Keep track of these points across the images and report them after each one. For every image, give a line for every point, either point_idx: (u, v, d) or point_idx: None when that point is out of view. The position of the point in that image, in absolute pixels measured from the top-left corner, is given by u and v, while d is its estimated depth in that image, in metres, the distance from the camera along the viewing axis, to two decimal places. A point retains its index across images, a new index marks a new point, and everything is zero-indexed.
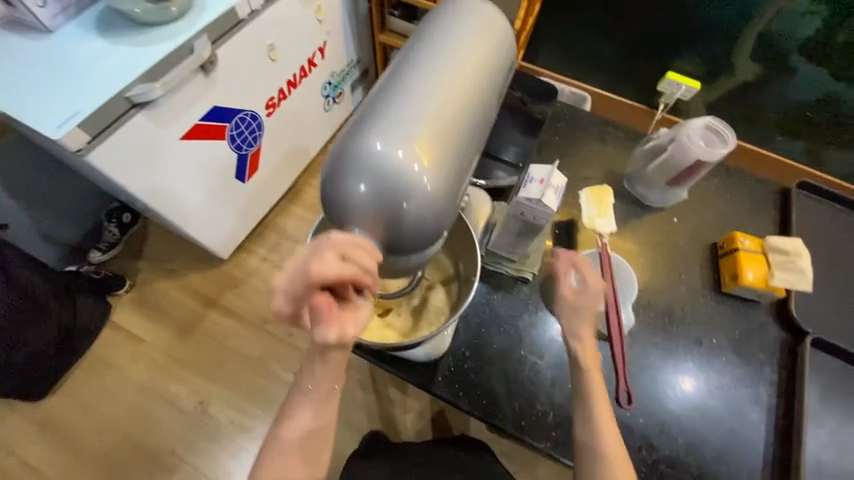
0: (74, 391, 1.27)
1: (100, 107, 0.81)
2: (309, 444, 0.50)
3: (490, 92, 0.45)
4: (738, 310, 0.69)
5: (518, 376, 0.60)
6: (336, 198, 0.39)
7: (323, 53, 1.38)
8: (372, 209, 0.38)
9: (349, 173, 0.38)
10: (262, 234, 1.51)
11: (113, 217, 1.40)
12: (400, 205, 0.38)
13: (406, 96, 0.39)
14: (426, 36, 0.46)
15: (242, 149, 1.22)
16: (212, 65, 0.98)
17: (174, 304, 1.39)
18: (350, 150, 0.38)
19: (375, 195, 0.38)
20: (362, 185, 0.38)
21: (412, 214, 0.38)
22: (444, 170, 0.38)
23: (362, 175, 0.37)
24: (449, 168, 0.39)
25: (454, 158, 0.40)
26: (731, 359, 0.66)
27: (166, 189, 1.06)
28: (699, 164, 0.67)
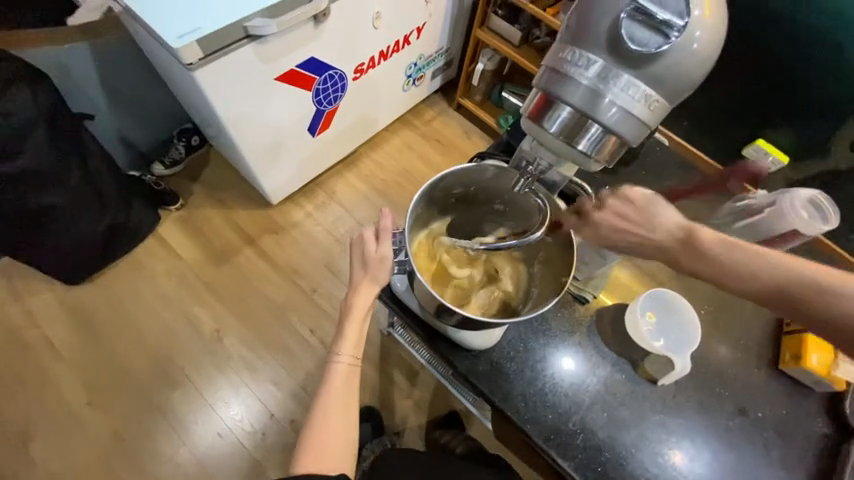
0: (107, 286, 1.34)
1: (218, 29, 0.85)
2: (327, 444, 0.60)
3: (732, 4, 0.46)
4: (789, 391, 0.66)
5: (557, 388, 0.60)
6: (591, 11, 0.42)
7: (419, 34, 1.39)
8: (624, 30, 0.41)
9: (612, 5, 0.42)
10: (312, 190, 1.55)
11: (183, 136, 1.46)
12: (653, 50, 0.41)
13: None
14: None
15: (322, 105, 1.26)
16: (323, 17, 1.01)
17: (216, 232, 1.44)
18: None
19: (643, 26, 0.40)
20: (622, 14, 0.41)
21: (652, 68, 0.41)
22: (704, 39, 0.41)
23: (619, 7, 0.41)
24: (707, 41, 0.42)
25: (717, 33, 0.42)
26: (773, 439, 0.62)
27: (247, 122, 1.10)
28: (793, 233, 0.64)
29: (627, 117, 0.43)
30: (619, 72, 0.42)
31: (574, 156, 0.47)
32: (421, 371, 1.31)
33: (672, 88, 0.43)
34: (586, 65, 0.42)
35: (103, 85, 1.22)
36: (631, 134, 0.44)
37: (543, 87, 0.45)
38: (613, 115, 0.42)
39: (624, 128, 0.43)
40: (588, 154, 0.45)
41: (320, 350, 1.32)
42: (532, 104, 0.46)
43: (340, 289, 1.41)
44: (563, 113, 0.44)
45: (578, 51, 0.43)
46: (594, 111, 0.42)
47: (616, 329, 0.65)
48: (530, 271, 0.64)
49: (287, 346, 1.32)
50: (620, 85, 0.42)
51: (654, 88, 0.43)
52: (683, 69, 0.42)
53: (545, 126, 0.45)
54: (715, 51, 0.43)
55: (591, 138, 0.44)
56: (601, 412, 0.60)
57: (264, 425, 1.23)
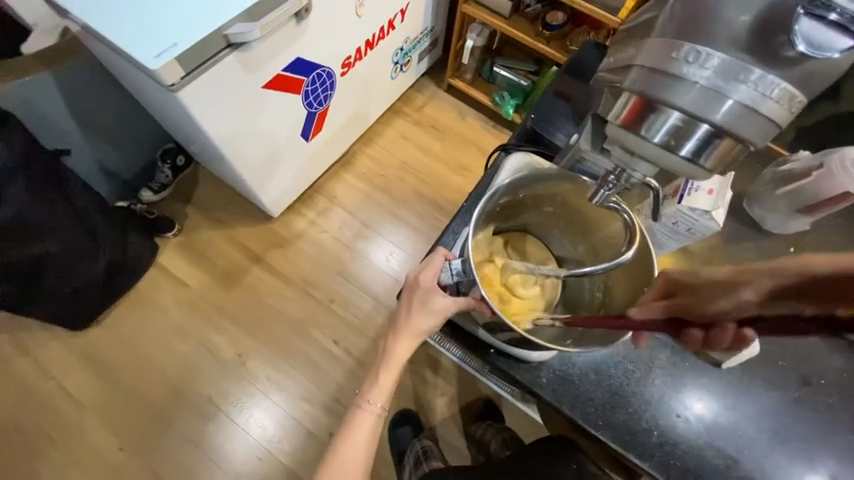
0: (116, 326, 1.28)
1: (197, 42, 0.77)
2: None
3: None
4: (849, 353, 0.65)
5: (626, 388, 0.58)
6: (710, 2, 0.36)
7: (403, 16, 1.30)
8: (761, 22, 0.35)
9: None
10: (312, 197, 1.48)
11: (167, 158, 1.38)
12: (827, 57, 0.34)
13: None
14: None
15: (313, 107, 1.18)
16: (306, 12, 0.93)
17: (219, 254, 1.38)
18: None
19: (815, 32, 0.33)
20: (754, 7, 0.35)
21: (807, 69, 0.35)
22: None
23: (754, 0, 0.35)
24: None
25: None
26: (839, 404, 0.62)
27: (238, 138, 1.02)
28: (844, 195, 0.62)
29: (756, 119, 0.36)
30: (751, 71, 0.36)
31: (681, 168, 0.40)
32: (450, 367, 1.30)
33: (816, 81, 0.37)
34: (705, 63, 0.36)
35: (73, 115, 1.12)
36: (753, 139, 0.38)
37: (642, 90, 0.38)
38: (738, 118, 0.36)
39: (751, 132, 0.37)
40: (699, 163, 0.38)
41: (347, 361, 1.30)
42: (626, 109, 0.40)
43: (356, 295, 1.37)
44: (671, 119, 0.37)
45: (690, 45, 0.36)
46: (713, 117, 0.36)
47: None
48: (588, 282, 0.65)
49: (313, 361, 1.29)
50: (746, 82, 0.36)
51: (795, 86, 0.36)
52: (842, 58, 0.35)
53: (645, 134, 0.39)
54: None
55: (705, 145, 0.38)
56: (672, 405, 0.58)
57: (302, 443, 1.22)
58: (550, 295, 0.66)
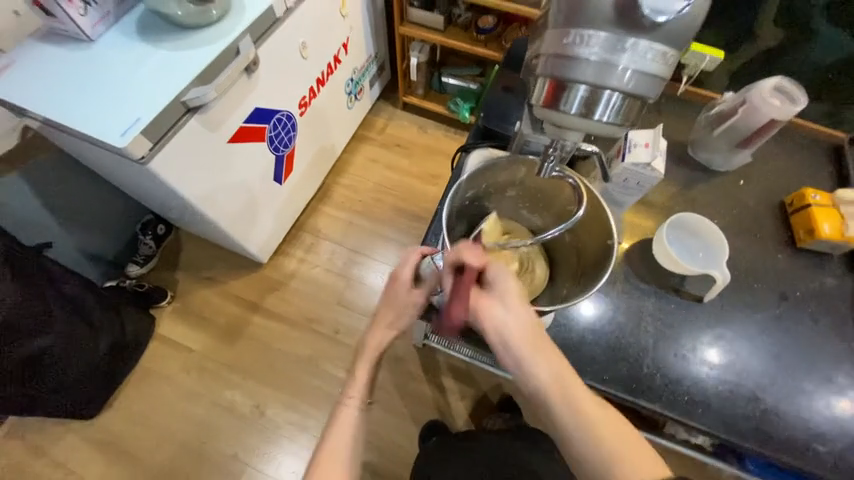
0: (127, 405, 1.27)
1: (158, 113, 0.81)
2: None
3: None
4: (814, 263, 0.70)
5: (621, 340, 0.62)
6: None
7: (347, 50, 1.37)
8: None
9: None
10: (296, 236, 1.51)
11: (148, 229, 1.39)
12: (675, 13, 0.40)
13: None
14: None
15: (280, 150, 1.22)
16: (255, 65, 0.98)
17: (217, 311, 1.39)
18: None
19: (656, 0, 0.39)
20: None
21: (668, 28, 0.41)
22: None
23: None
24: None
25: None
26: (816, 310, 0.67)
27: (214, 195, 1.06)
28: (771, 123, 0.68)
29: (642, 79, 0.43)
30: (627, 37, 0.41)
31: (596, 130, 0.46)
32: (464, 368, 1.32)
33: (684, 36, 0.42)
34: (592, 42, 0.42)
35: (48, 208, 1.14)
36: (649, 93, 0.44)
37: (551, 73, 0.45)
38: (631, 80, 0.42)
39: (642, 90, 0.43)
40: (614, 123, 0.45)
41: None
42: (544, 91, 0.46)
43: (359, 320, 1.39)
44: (579, 92, 0.44)
45: (577, 30, 0.43)
46: (611, 82, 0.43)
47: (649, 267, 0.68)
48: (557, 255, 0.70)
49: (331, 393, 1.30)
50: (629, 50, 0.42)
51: (665, 44, 0.42)
52: (693, 12, 0.41)
53: (563, 109, 0.45)
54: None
55: (613, 107, 0.44)
56: (667, 346, 0.62)
57: None
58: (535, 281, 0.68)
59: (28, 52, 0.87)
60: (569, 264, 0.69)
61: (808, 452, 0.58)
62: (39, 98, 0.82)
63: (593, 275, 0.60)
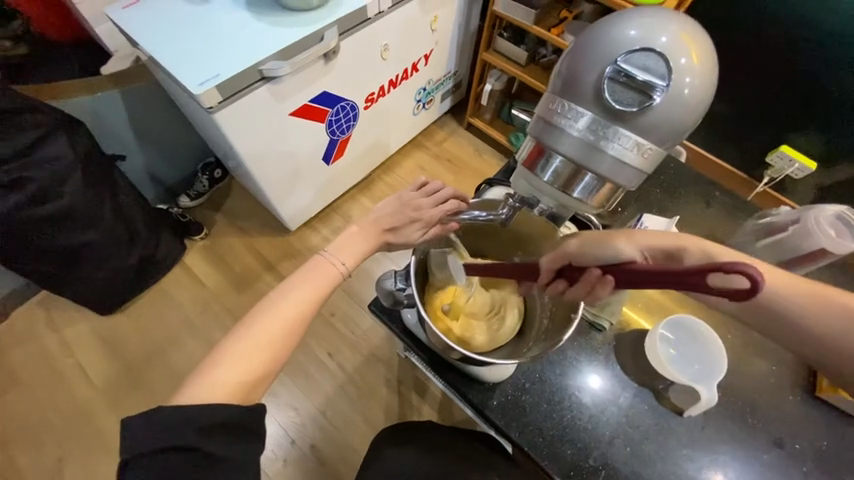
0: (137, 315, 1.40)
1: (235, 74, 0.90)
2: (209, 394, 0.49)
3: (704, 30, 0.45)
4: (831, 420, 0.61)
5: (575, 422, 0.59)
6: (599, 32, 0.43)
7: (427, 61, 1.43)
8: (625, 49, 0.41)
9: (630, 21, 0.41)
10: (328, 215, 1.59)
11: (207, 170, 1.54)
12: (644, 104, 0.40)
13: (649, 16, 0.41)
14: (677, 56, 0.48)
15: (335, 134, 1.30)
16: (334, 54, 1.06)
17: (237, 260, 1.50)
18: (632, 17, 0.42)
19: (627, 92, 0.40)
20: (633, 33, 0.41)
21: (647, 120, 0.41)
22: (700, 81, 0.40)
23: (626, 35, 0.41)
24: (703, 82, 0.41)
25: (708, 70, 0.41)
26: (813, 473, 0.58)
27: (262, 157, 1.15)
28: (821, 253, 0.61)
29: (615, 168, 0.42)
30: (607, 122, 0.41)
31: (565, 198, 0.47)
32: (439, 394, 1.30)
33: (669, 134, 0.42)
34: (574, 117, 0.42)
35: (134, 127, 1.31)
36: (625, 181, 0.44)
37: (536, 137, 0.46)
38: (606, 166, 0.42)
39: (612, 179, 0.43)
40: (582, 200, 0.46)
41: (339, 375, 1.33)
42: (529, 151, 0.47)
43: (356, 312, 1.42)
44: (555, 163, 0.45)
45: (567, 102, 0.43)
46: (584, 162, 0.43)
47: (635, 358, 0.63)
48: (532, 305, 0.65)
49: (307, 371, 1.33)
50: (611, 136, 0.41)
51: (647, 136, 0.42)
52: (673, 108, 0.40)
53: (538, 174, 0.47)
54: (708, 92, 0.42)
55: (584, 185, 0.45)
56: (623, 447, 0.58)
57: (285, 453, 1.24)
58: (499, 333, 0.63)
59: None
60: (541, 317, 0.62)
61: None
62: (149, 36, 0.95)
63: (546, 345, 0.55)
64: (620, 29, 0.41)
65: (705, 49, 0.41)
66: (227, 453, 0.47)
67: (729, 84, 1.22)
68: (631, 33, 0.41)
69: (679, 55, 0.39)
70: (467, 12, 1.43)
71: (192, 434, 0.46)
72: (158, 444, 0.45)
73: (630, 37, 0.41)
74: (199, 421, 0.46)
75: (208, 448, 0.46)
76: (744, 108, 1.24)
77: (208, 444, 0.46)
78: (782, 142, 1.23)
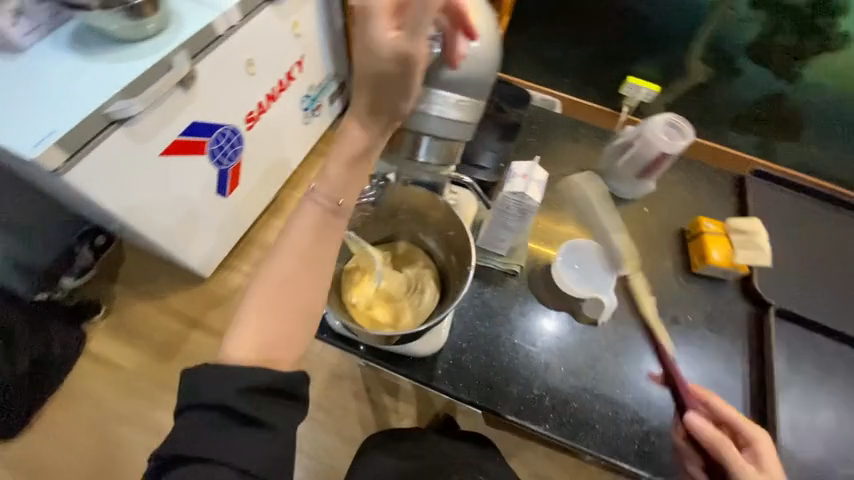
0: (48, 426, 1.21)
1: (76, 124, 0.80)
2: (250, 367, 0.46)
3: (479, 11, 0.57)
4: (706, 287, 0.76)
5: (514, 363, 0.65)
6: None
7: (301, 67, 1.38)
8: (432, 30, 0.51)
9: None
10: (245, 249, 1.49)
11: (86, 240, 1.35)
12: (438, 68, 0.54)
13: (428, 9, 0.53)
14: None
15: (223, 164, 1.21)
16: (191, 80, 0.99)
17: (155, 326, 1.35)
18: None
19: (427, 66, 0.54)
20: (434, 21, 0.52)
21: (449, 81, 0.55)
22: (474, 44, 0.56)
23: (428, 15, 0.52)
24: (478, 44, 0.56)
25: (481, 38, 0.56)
26: (706, 333, 0.72)
27: (145, 208, 1.04)
28: (662, 156, 0.73)
29: (450, 123, 0.57)
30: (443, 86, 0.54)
31: (421, 158, 0.61)
32: (409, 387, 1.32)
33: (470, 89, 0.57)
34: None
35: None
36: (453, 134, 0.59)
37: None
38: (433, 126, 0.57)
39: (455, 131, 0.58)
40: (431, 157, 0.61)
41: (304, 405, 1.28)
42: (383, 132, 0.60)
43: None
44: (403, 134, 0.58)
45: None
46: (420, 129, 0.57)
47: (552, 289, 0.71)
48: (444, 265, 0.68)
49: None
50: (430, 102, 0.56)
51: (454, 95, 0.56)
52: (463, 71, 0.56)
53: (394, 149, 0.60)
54: (485, 53, 0.57)
55: (428, 146, 0.59)
56: (559, 368, 0.66)
57: None
58: (422, 305, 0.66)
59: None
60: (450, 264, 0.67)
61: None
62: None
63: (459, 287, 0.61)
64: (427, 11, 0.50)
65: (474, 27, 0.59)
66: (275, 421, 0.45)
67: (574, 33, 1.37)
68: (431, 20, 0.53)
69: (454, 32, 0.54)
70: (327, 12, 1.42)
71: (233, 395, 0.43)
72: (201, 407, 0.44)
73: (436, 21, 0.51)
74: (238, 384, 0.44)
75: (246, 410, 0.43)
76: (592, 51, 1.40)
77: (249, 406, 0.44)
78: (629, 73, 1.41)
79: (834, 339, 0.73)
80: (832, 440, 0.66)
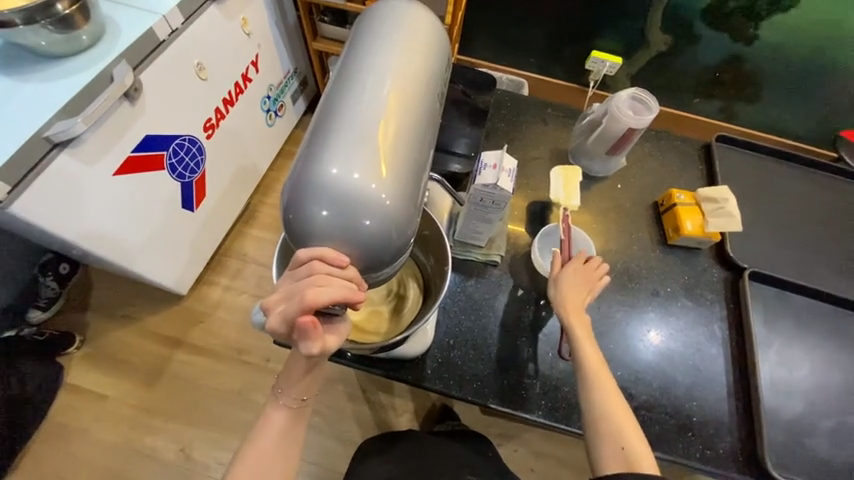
0: (32, 468, 1.15)
1: (15, 152, 0.74)
2: None
3: (415, 121, 0.38)
4: (683, 257, 0.77)
5: (501, 354, 0.65)
6: (302, 229, 0.36)
7: (257, 67, 1.32)
8: (367, 241, 0.35)
9: (321, 159, 0.34)
10: (221, 262, 1.44)
11: (48, 270, 1.28)
12: (358, 225, 0.35)
13: (340, 136, 0.35)
14: (363, 19, 0.43)
15: (185, 176, 1.16)
16: (136, 92, 0.92)
17: (134, 352, 1.30)
18: (318, 142, 0.35)
19: (334, 221, 0.35)
20: (369, 219, 0.35)
21: (364, 244, 0.36)
22: (397, 192, 0.35)
23: (337, 196, 0.34)
24: (402, 186, 0.36)
25: (405, 176, 0.36)
26: (686, 303, 0.74)
27: (106, 232, 0.98)
28: (630, 131, 0.72)
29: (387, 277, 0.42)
30: (394, 255, 0.38)
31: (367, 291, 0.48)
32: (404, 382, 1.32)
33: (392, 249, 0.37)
34: None
35: None
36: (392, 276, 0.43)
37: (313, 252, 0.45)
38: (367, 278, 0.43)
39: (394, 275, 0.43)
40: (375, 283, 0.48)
41: None
42: None
43: None
44: None
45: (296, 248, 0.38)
46: None
47: (533, 275, 0.71)
48: (422, 268, 0.67)
49: None
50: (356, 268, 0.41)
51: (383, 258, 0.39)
52: (380, 228, 0.35)
53: None
54: (409, 201, 0.36)
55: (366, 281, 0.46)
56: (548, 353, 0.66)
57: None
58: (407, 306, 0.65)
59: None
60: (428, 264, 0.66)
61: (677, 444, 0.64)
62: None
63: (439, 291, 0.60)
64: (332, 245, 0.36)
65: (411, 94, 0.38)
66: None
67: (536, 10, 1.35)
68: (333, 181, 0.34)
69: (360, 181, 0.34)
70: (277, 6, 1.35)
71: None
72: None
73: (368, 228, 0.35)
74: None
75: None
76: (555, 28, 1.39)
77: None
78: (592, 47, 1.41)
79: (804, 295, 0.76)
80: (807, 392, 0.69)
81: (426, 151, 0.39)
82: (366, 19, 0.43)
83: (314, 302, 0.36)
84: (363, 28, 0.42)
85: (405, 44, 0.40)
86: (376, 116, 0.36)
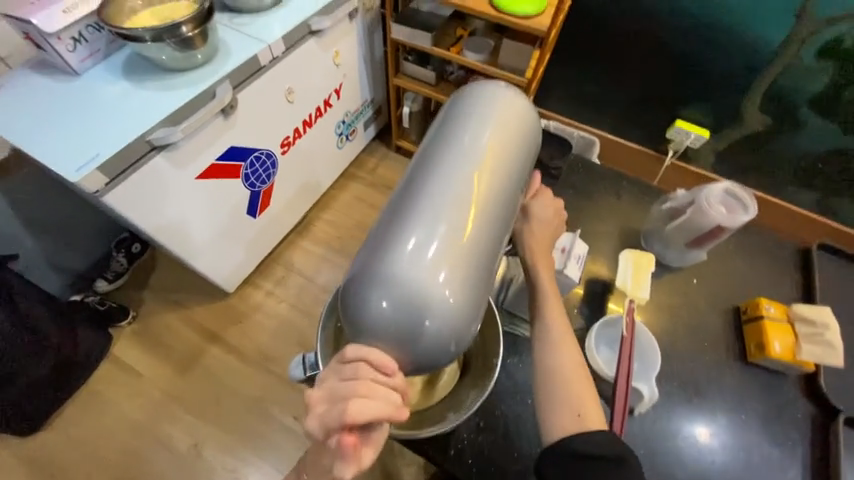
0: (64, 428, 1.23)
1: (120, 150, 0.83)
2: None
3: (491, 217, 0.37)
4: (763, 378, 0.67)
5: (534, 452, 0.58)
6: (357, 313, 0.35)
7: (339, 95, 1.40)
8: (421, 339, 0.34)
9: (393, 247, 0.34)
10: (269, 268, 1.50)
11: (122, 247, 1.41)
12: (416, 322, 0.33)
13: (414, 226, 0.34)
14: (456, 99, 0.43)
15: (256, 186, 1.23)
16: (231, 108, 1.01)
17: (175, 338, 1.37)
18: (393, 227, 0.34)
19: (392, 314, 0.33)
20: (429, 318, 0.33)
21: (418, 341, 0.34)
22: (461, 293, 0.34)
23: (401, 289, 0.33)
24: (467, 287, 0.34)
25: (472, 276, 0.35)
26: (761, 437, 0.63)
27: (177, 228, 1.06)
28: (719, 229, 0.66)
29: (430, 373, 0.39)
30: (445, 354, 0.36)
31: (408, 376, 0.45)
32: None
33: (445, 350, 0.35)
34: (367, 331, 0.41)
35: (22, 219, 1.17)
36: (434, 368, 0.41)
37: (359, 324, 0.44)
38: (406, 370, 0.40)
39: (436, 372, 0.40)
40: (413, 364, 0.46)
41: None
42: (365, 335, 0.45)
43: None
44: None
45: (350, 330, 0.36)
46: None
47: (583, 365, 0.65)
48: None
49: (273, 440, 1.23)
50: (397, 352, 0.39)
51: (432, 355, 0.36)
52: (438, 329, 0.34)
53: None
54: (471, 302, 0.35)
55: None
56: None
57: None
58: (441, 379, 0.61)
59: (14, 78, 0.92)
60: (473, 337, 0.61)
61: None
62: (10, 125, 0.85)
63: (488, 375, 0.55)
64: (384, 337, 0.34)
65: (493, 188, 0.37)
66: None
67: (621, 73, 1.32)
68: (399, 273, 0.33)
69: (427, 277, 0.33)
70: (369, 42, 1.44)
71: None
72: None
73: (426, 327, 0.33)
74: None
75: None
76: (639, 93, 1.34)
77: None
78: (677, 117, 1.34)
79: None
80: None
81: (498, 249, 0.37)
82: (457, 102, 0.43)
83: (352, 422, 0.32)
84: (456, 109, 0.41)
85: (495, 134, 0.39)
86: (454, 210, 0.35)
